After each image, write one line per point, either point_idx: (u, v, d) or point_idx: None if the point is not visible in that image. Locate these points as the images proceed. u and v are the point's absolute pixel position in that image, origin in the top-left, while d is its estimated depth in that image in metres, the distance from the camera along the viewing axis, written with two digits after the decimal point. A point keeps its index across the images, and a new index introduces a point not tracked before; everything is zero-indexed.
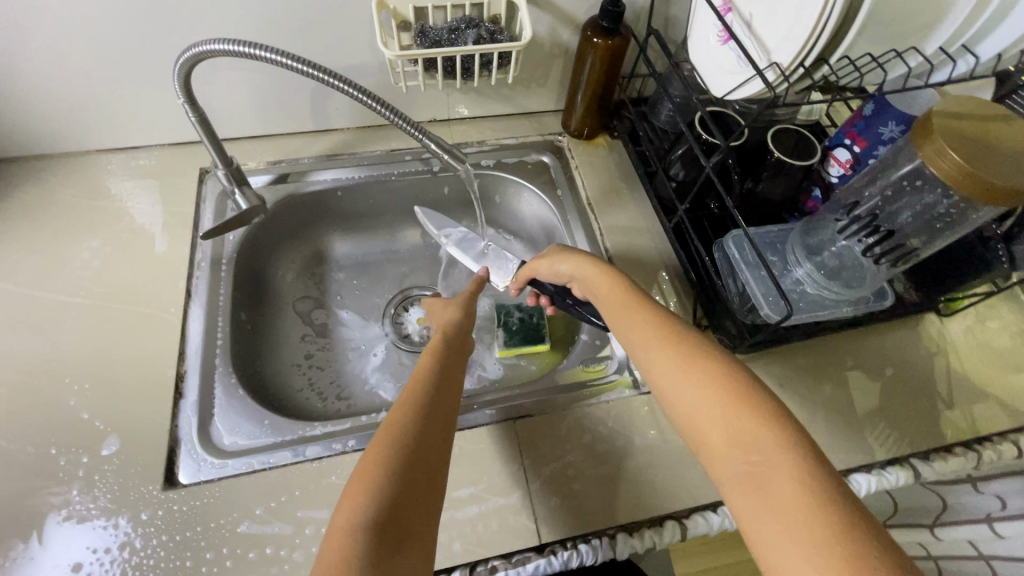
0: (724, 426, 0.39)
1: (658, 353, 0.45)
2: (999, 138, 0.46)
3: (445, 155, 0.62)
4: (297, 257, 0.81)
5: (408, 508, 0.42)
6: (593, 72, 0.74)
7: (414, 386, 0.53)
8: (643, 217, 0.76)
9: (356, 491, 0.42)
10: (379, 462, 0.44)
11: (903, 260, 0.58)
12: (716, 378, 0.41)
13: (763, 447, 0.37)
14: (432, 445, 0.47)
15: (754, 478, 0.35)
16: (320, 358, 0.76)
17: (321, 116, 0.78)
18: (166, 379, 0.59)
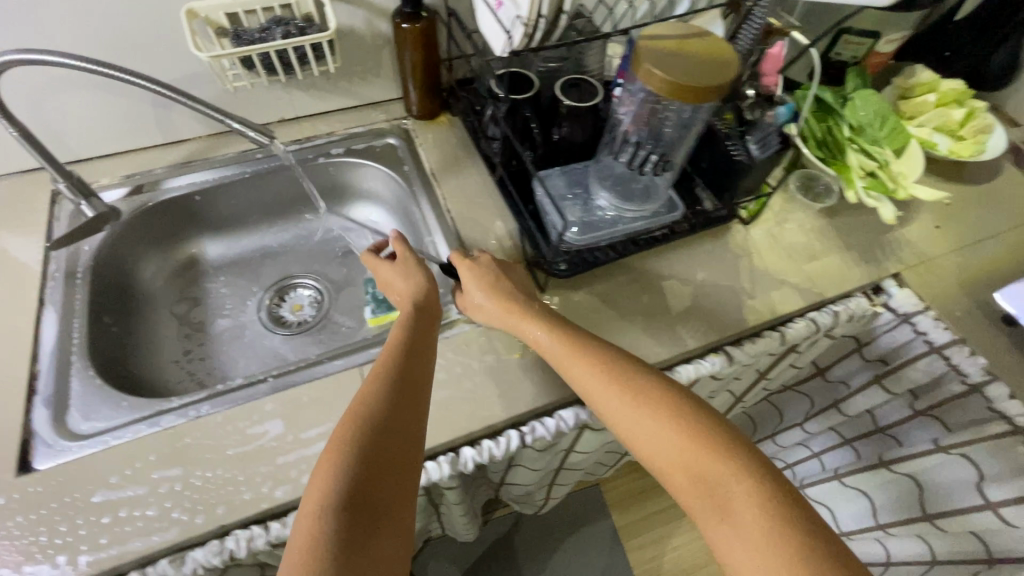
0: (688, 462, 0.49)
1: (616, 399, 0.54)
2: (692, 51, 0.55)
3: (254, 132, 0.69)
4: (166, 263, 0.85)
5: (378, 502, 0.46)
6: (415, 62, 0.83)
7: (375, 376, 0.54)
8: (480, 178, 0.84)
9: (319, 490, 0.45)
10: (342, 461, 0.46)
11: (664, 165, 0.68)
12: (677, 419, 0.51)
13: (727, 475, 0.47)
14: (405, 437, 0.50)
15: (720, 504, 0.47)
16: (198, 352, 0.80)
17: (169, 128, 0.82)
18: (19, 380, 0.62)
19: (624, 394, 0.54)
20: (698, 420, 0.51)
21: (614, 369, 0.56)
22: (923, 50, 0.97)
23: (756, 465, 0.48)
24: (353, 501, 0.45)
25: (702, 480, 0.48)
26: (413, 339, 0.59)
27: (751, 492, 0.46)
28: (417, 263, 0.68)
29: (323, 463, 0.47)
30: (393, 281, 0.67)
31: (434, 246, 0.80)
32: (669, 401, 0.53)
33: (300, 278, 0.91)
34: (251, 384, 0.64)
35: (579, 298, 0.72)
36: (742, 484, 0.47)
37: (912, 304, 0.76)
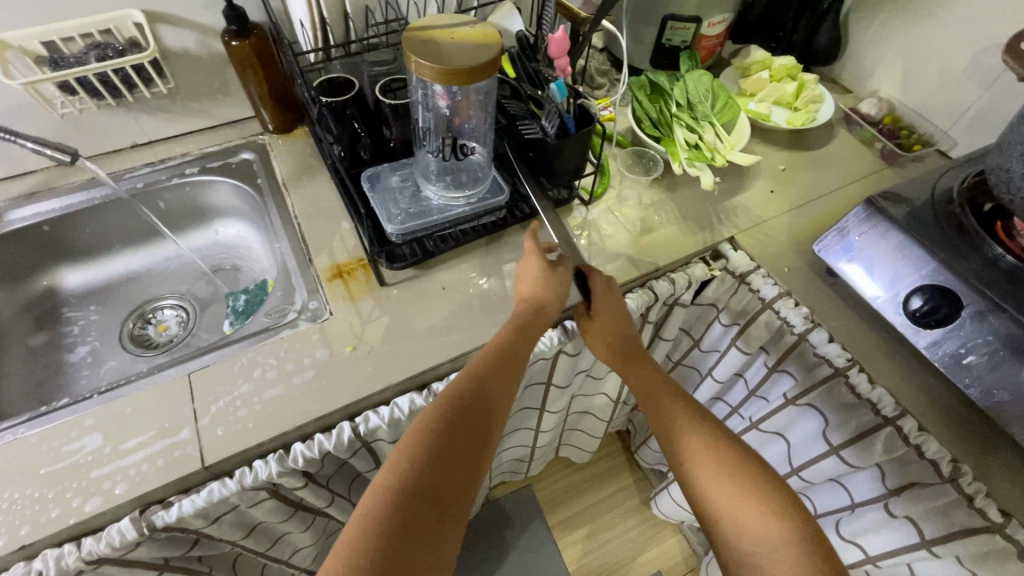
0: (740, 517, 0.50)
1: (689, 437, 0.56)
2: (445, 37, 0.61)
3: (50, 149, 0.67)
4: (19, 297, 0.84)
5: (454, 490, 0.48)
6: (260, 84, 0.85)
7: (480, 371, 0.57)
8: (330, 185, 0.85)
9: (400, 460, 0.48)
10: (424, 445, 0.49)
11: (461, 149, 0.71)
12: (745, 475, 0.52)
13: (779, 541, 0.48)
14: (488, 431, 0.53)
15: (759, 558, 0.48)
16: (51, 381, 0.79)
17: (11, 161, 0.82)
18: None
19: (692, 437, 0.56)
20: (764, 479, 0.52)
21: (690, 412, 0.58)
22: (755, 32, 1.04)
23: (812, 538, 0.48)
24: (429, 484, 0.47)
25: (749, 536, 0.49)
26: (522, 340, 0.62)
27: (801, 562, 0.46)
28: (561, 272, 0.68)
29: (410, 436, 0.50)
30: (526, 271, 0.68)
31: (282, 251, 0.81)
32: (735, 454, 0.54)
33: (167, 300, 0.91)
34: (75, 401, 0.63)
35: (417, 288, 0.74)
36: (790, 553, 0.47)
37: (745, 265, 0.79)
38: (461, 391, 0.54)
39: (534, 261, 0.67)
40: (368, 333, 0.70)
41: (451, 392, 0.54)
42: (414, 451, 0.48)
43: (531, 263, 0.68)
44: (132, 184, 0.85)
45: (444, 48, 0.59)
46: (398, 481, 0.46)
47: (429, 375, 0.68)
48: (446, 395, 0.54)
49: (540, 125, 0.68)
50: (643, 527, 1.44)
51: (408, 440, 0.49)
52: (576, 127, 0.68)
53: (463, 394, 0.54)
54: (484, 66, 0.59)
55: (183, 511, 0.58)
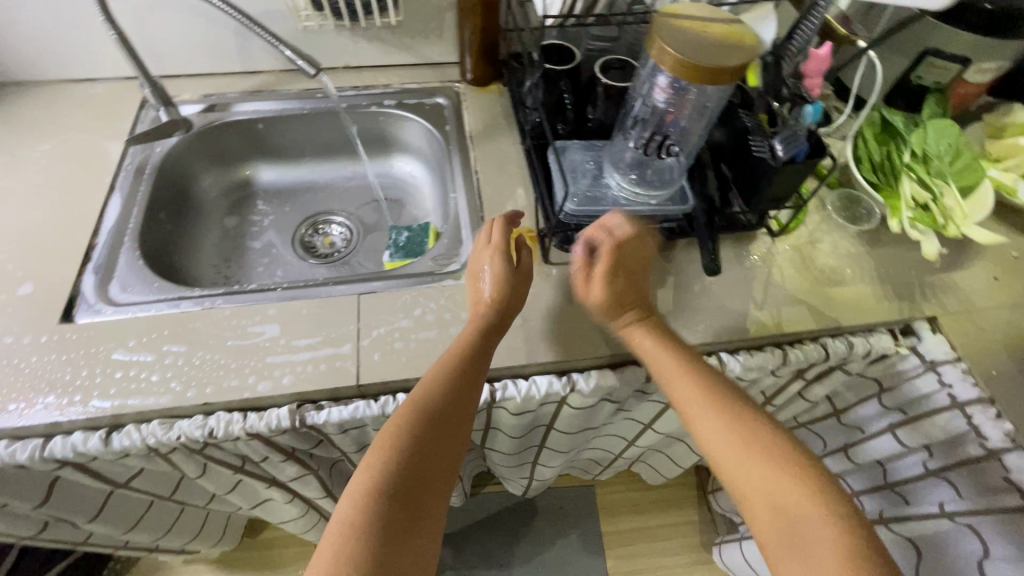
0: (766, 482, 0.50)
1: (710, 414, 0.55)
2: (693, 26, 0.55)
3: (303, 62, 0.72)
4: (222, 178, 0.93)
5: (422, 507, 0.49)
6: (477, 34, 0.87)
7: (436, 391, 0.55)
8: (514, 148, 0.85)
9: (359, 492, 0.49)
10: (384, 474, 0.49)
11: (665, 148, 0.68)
12: (772, 452, 0.52)
13: (809, 507, 0.48)
14: (445, 448, 0.53)
15: (788, 530, 0.48)
16: (234, 262, 0.88)
17: (248, 59, 0.91)
18: (79, 245, 0.72)
19: (710, 406, 0.55)
20: (792, 457, 0.51)
21: (702, 382, 0.57)
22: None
23: (846, 517, 0.47)
24: (393, 507, 0.48)
25: (782, 516, 0.48)
26: (485, 349, 0.60)
27: (838, 541, 0.46)
28: (518, 269, 0.65)
29: (366, 469, 0.50)
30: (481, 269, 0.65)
31: (457, 201, 0.82)
32: (756, 419, 0.54)
33: (335, 216, 0.96)
34: (261, 291, 0.71)
35: None
36: (823, 526, 0.47)
37: (942, 352, 0.69)
38: (410, 412, 0.53)
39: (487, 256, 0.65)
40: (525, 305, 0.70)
41: (417, 401, 0.54)
42: (376, 478, 0.49)
43: (494, 257, 0.65)
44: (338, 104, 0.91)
45: (670, 35, 0.54)
46: (365, 513, 0.47)
47: (572, 363, 0.67)
48: (415, 397, 0.54)
49: (771, 145, 0.62)
50: (695, 567, 1.38)
51: (361, 474, 0.50)
52: (811, 161, 0.62)
53: (417, 418, 0.53)
54: (699, 75, 0.53)
55: (330, 417, 0.63)
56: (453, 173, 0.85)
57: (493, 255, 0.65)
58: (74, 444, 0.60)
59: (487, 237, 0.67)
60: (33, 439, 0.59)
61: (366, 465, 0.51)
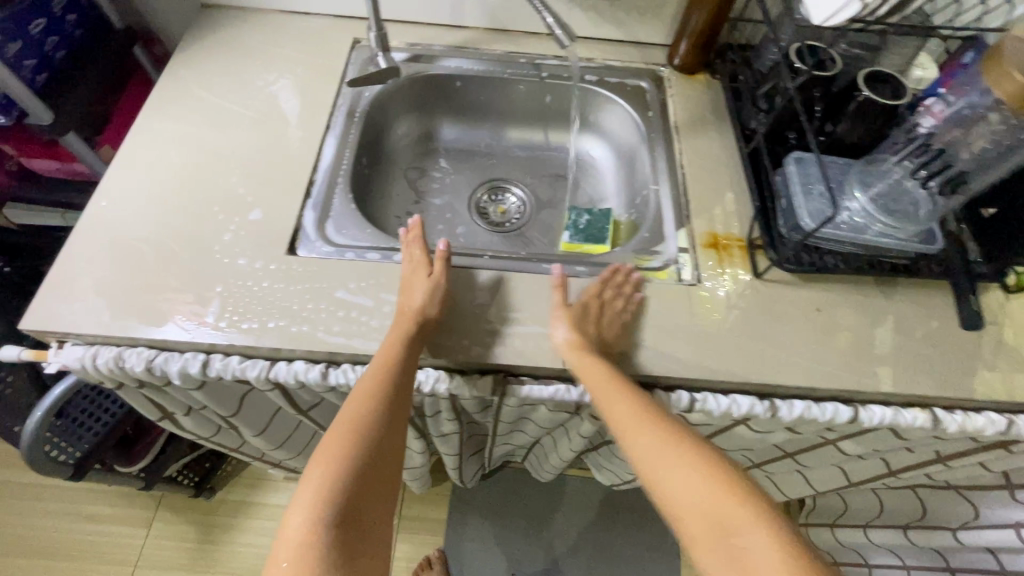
0: (715, 516, 0.47)
1: (663, 459, 0.52)
2: None
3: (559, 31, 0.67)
4: (412, 130, 0.94)
5: (361, 524, 0.50)
6: (706, 19, 0.82)
7: (355, 412, 0.56)
8: (724, 147, 0.81)
9: (306, 515, 0.48)
10: (321, 494, 0.50)
11: (957, 184, 0.63)
12: (704, 461, 0.51)
13: (758, 535, 0.45)
14: (379, 468, 0.54)
15: (745, 564, 0.44)
16: (417, 217, 0.89)
17: (459, 12, 0.89)
18: (301, 180, 0.74)
19: (673, 428, 0.55)
20: (714, 463, 0.51)
21: (655, 428, 0.55)
22: None
23: (784, 523, 0.46)
24: (334, 529, 0.48)
25: (734, 557, 0.45)
26: (406, 363, 0.59)
27: (789, 574, 0.42)
28: (435, 281, 0.64)
29: (308, 491, 0.50)
30: (411, 283, 0.64)
31: (657, 194, 0.79)
32: (693, 451, 0.52)
33: (511, 185, 0.95)
34: (466, 257, 0.72)
35: (791, 297, 0.69)
36: (772, 556, 0.43)
37: None
38: (343, 438, 0.54)
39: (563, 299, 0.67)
40: (730, 318, 0.68)
41: (345, 418, 0.55)
42: (314, 501, 0.49)
43: (421, 277, 0.65)
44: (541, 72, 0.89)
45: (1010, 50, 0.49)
46: (309, 533, 0.48)
47: (776, 387, 0.65)
48: (345, 415, 0.56)
49: None
50: None
51: (302, 497, 0.50)
52: None
53: (339, 438, 0.54)
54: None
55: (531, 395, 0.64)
56: (653, 164, 0.82)
57: (421, 274, 0.65)
58: (297, 372, 0.63)
59: (409, 258, 0.68)
60: (260, 359, 0.63)
61: (308, 487, 0.51)
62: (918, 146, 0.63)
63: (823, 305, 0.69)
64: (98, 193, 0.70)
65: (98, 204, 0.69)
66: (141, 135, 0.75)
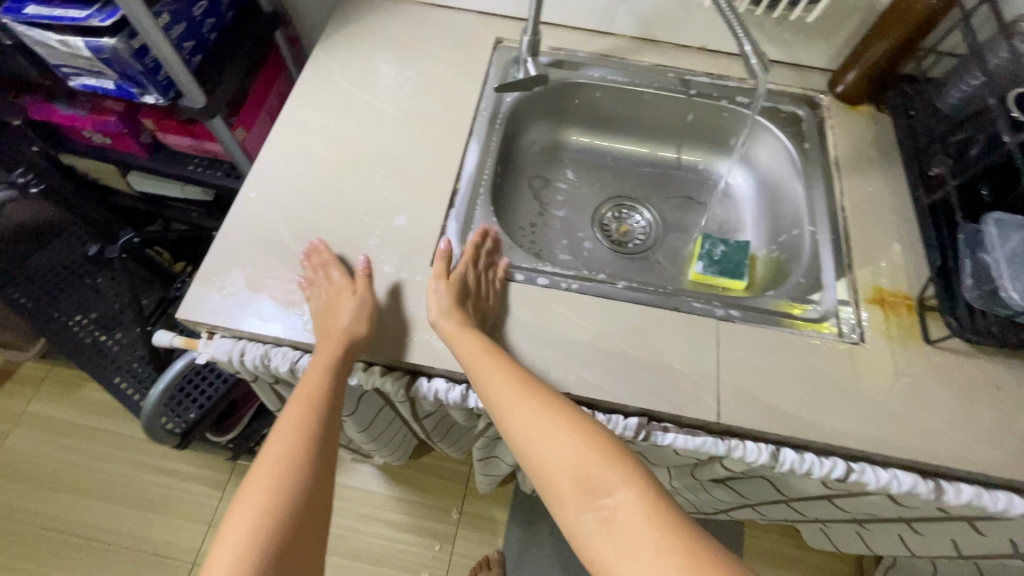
0: (577, 476, 0.47)
1: (544, 431, 0.50)
2: None
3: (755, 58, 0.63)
4: (541, 139, 0.91)
5: (301, 532, 0.48)
6: (890, 47, 0.74)
7: (297, 416, 0.55)
8: (890, 192, 0.75)
9: (244, 529, 0.46)
10: (267, 506, 0.48)
11: None
12: (580, 431, 0.50)
13: (628, 497, 0.45)
14: (320, 470, 0.53)
15: (619, 530, 0.43)
16: (542, 229, 0.86)
17: (609, 19, 0.85)
18: (444, 189, 0.72)
19: (519, 397, 0.53)
20: (589, 429, 0.50)
21: (528, 392, 0.53)
22: None
23: (648, 480, 0.46)
24: (275, 539, 0.47)
25: (613, 526, 0.44)
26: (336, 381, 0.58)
27: (665, 537, 0.42)
28: (360, 293, 0.61)
29: (247, 505, 0.48)
30: (337, 300, 0.60)
31: (812, 236, 0.74)
32: (563, 416, 0.51)
33: (635, 204, 0.91)
34: (606, 286, 0.68)
35: (966, 369, 0.63)
36: (642, 519, 0.43)
37: None
38: (280, 446, 0.53)
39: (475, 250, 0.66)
40: (895, 386, 0.62)
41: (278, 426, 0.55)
42: (258, 515, 0.47)
43: (341, 289, 0.61)
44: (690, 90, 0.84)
45: None
46: (243, 548, 0.45)
47: (945, 470, 0.59)
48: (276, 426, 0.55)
49: None
50: None
51: (239, 514, 0.47)
52: None
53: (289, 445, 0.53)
54: None
55: (677, 443, 0.60)
56: (808, 202, 0.76)
57: (348, 291, 0.61)
58: (437, 391, 0.62)
59: (325, 281, 0.62)
60: (401, 374, 0.63)
61: (246, 499, 0.49)
62: None
63: (1002, 383, 0.62)
64: (248, 183, 0.70)
65: (247, 195, 0.69)
66: (288, 126, 0.75)
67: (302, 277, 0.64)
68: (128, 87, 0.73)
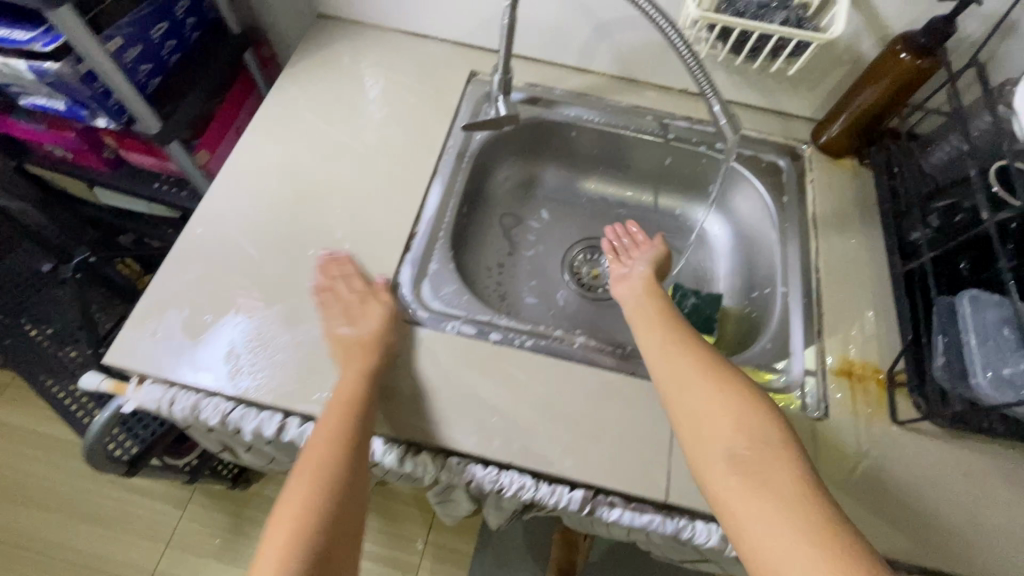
0: (732, 419, 0.51)
1: (699, 379, 0.55)
2: None
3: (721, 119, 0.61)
4: (514, 175, 0.87)
5: (342, 524, 0.50)
6: (873, 101, 0.71)
7: (336, 419, 0.54)
8: (868, 254, 0.71)
9: (291, 520, 0.49)
10: (308, 500, 0.50)
11: None
12: (731, 387, 0.53)
13: (778, 449, 0.48)
14: (349, 469, 0.53)
15: (760, 473, 0.46)
16: (510, 270, 0.84)
17: (587, 56, 0.82)
18: (400, 233, 0.69)
19: (677, 353, 0.58)
20: (744, 389, 0.53)
21: (686, 347, 0.58)
22: None
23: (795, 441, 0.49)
24: (321, 528, 0.49)
25: (751, 471, 0.47)
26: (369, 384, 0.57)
27: (803, 490, 0.45)
28: (385, 307, 0.63)
29: (295, 497, 0.50)
30: (353, 308, 0.61)
31: (784, 297, 0.71)
32: (721, 371, 0.55)
33: None
34: (563, 344, 0.65)
35: (933, 454, 0.60)
36: (784, 472, 0.46)
37: None
38: (323, 443, 0.53)
39: (665, 248, 0.76)
40: (859, 469, 0.59)
41: (325, 421, 0.54)
42: (296, 511, 0.49)
43: (374, 306, 0.62)
44: (667, 134, 0.81)
45: None
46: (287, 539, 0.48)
47: (905, 565, 0.56)
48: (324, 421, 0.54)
49: None
50: None
51: (286, 506, 0.50)
52: None
53: (330, 448, 0.53)
54: None
55: (621, 520, 0.57)
56: (784, 261, 0.73)
57: (372, 301, 0.63)
58: (374, 453, 0.59)
59: (346, 291, 0.62)
60: None
61: (290, 495, 0.51)
62: None
63: (969, 470, 0.59)
64: (196, 217, 0.68)
65: (194, 230, 0.67)
66: (245, 158, 0.72)
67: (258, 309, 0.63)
68: (80, 110, 0.71)
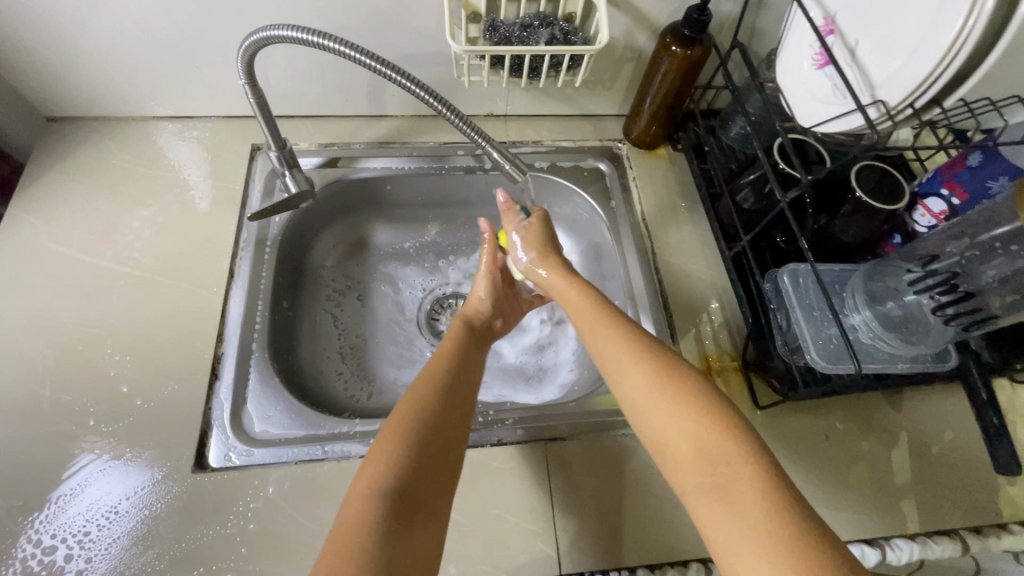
0: (700, 445, 0.45)
1: (650, 390, 0.49)
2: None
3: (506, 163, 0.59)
4: (339, 242, 0.79)
5: (427, 491, 0.45)
6: (661, 93, 0.71)
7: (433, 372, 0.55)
8: (699, 242, 0.72)
9: (352, 515, 0.42)
10: (375, 480, 0.44)
11: (980, 325, 0.52)
12: (690, 401, 0.47)
13: (734, 461, 0.43)
14: (453, 422, 0.51)
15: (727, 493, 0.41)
16: (360, 347, 0.74)
17: (378, 103, 0.76)
18: (203, 360, 0.59)
19: (625, 354, 0.53)
20: (697, 398, 0.47)
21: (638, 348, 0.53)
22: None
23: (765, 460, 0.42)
24: (392, 503, 0.43)
25: (718, 487, 0.42)
26: (470, 346, 0.61)
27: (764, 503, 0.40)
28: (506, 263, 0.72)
29: (363, 478, 0.45)
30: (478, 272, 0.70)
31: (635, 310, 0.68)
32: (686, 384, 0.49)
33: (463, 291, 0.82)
34: None
35: (794, 425, 0.61)
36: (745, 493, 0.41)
37: None
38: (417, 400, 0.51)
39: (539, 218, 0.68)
40: None
41: (414, 396, 0.52)
42: (387, 452, 0.46)
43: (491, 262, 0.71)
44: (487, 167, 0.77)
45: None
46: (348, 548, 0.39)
47: None
48: (416, 390, 0.52)
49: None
50: None
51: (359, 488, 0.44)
52: None
53: (421, 391, 0.52)
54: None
55: None
56: (626, 268, 0.72)
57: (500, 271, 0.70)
58: None
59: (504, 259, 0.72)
60: None
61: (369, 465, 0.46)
62: (938, 280, 0.52)
63: (829, 431, 0.61)
64: None
65: None
66: None
67: (77, 500, 0.51)
68: None
